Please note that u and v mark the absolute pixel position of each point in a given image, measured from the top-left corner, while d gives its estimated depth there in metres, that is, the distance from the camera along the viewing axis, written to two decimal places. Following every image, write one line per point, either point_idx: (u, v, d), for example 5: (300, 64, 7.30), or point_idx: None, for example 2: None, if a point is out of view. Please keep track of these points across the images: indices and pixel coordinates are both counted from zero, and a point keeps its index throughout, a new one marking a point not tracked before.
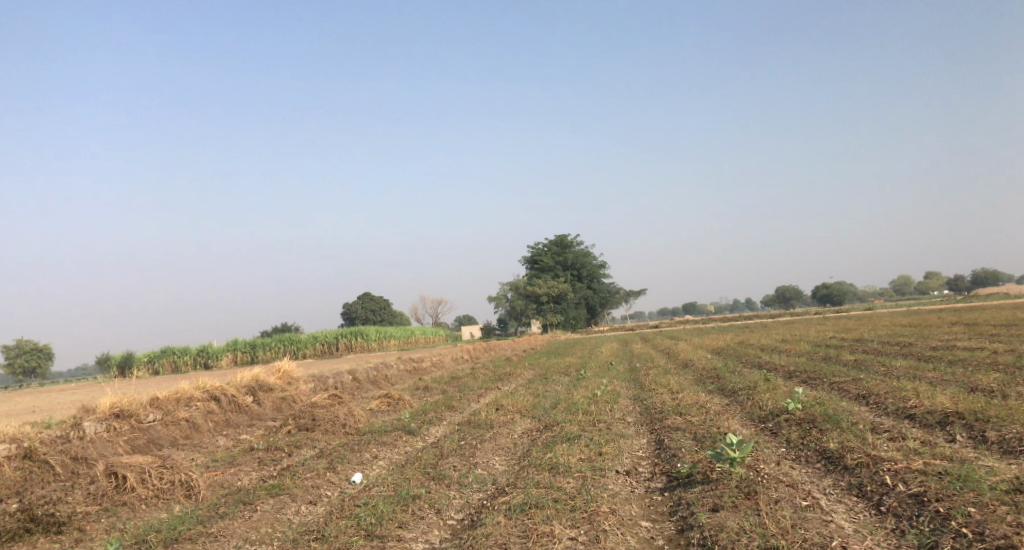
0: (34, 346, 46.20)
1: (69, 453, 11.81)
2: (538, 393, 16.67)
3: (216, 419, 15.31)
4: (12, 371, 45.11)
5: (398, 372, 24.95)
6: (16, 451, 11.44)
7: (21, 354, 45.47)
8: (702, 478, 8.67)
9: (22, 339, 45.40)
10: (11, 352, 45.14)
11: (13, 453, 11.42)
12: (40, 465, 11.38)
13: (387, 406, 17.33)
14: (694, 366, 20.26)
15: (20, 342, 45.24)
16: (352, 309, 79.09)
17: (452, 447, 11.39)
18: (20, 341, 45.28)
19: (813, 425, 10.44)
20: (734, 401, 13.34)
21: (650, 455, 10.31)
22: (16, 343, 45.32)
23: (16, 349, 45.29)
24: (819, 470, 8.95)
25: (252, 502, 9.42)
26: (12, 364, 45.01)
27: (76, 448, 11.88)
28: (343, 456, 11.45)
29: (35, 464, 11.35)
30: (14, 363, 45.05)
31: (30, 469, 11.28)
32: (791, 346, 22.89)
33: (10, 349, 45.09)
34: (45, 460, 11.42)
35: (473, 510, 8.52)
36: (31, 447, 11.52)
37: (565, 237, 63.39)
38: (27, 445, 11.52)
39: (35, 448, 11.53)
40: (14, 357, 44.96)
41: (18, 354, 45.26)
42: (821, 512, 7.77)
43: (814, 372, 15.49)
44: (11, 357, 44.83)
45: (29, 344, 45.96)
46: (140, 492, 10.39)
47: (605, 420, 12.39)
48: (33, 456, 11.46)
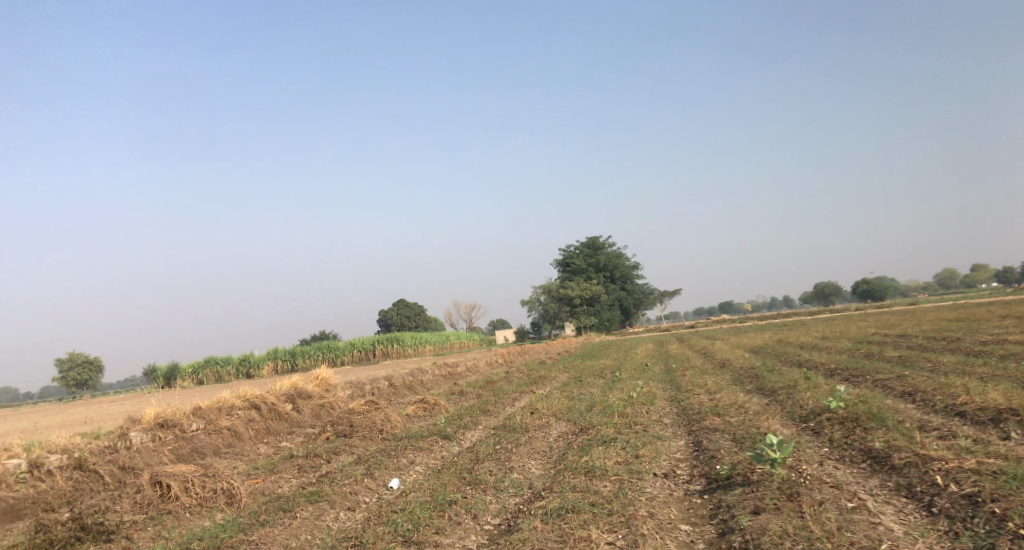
0: (85, 359, 47.19)
1: (116, 463, 11.97)
2: (574, 396, 16.56)
3: (256, 427, 15.44)
4: (65, 384, 46.14)
5: (434, 377, 24.99)
6: (67, 461, 11.75)
7: (72, 368, 46.47)
8: (742, 480, 8.48)
9: (73, 353, 46.39)
10: (63, 366, 46.18)
11: (64, 463, 11.72)
12: (89, 475, 11.57)
13: (423, 411, 17.34)
14: (733, 365, 19.95)
15: (71, 356, 46.22)
16: (387, 316, 79.60)
17: (488, 451, 11.33)
18: (72, 355, 46.29)
19: (857, 423, 10.18)
20: (775, 401, 13.10)
21: (689, 457, 10.14)
22: (69, 356, 46.37)
23: (67, 363, 46.32)
24: (865, 471, 8.71)
25: (291, 509, 9.44)
26: (64, 377, 46.03)
27: (124, 458, 12.08)
28: (380, 462, 11.45)
29: (84, 474, 11.58)
30: (67, 376, 46.08)
31: (79, 478, 11.51)
32: (832, 343, 22.44)
33: (61, 362, 46.11)
34: (94, 470, 11.63)
35: (510, 515, 8.43)
36: (81, 458, 11.80)
37: (597, 239, 63.19)
38: (77, 456, 11.82)
39: (85, 458, 11.82)
40: (67, 371, 46.00)
41: (69, 368, 46.25)
42: (867, 514, 7.55)
43: (857, 370, 15.15)
44: (62, 370, 45.84)
45: (80, 357, 46.93)
46: (184, 501, 10.48)
47: (641, 422, 12.24)
48: (83, 467, 11.72)
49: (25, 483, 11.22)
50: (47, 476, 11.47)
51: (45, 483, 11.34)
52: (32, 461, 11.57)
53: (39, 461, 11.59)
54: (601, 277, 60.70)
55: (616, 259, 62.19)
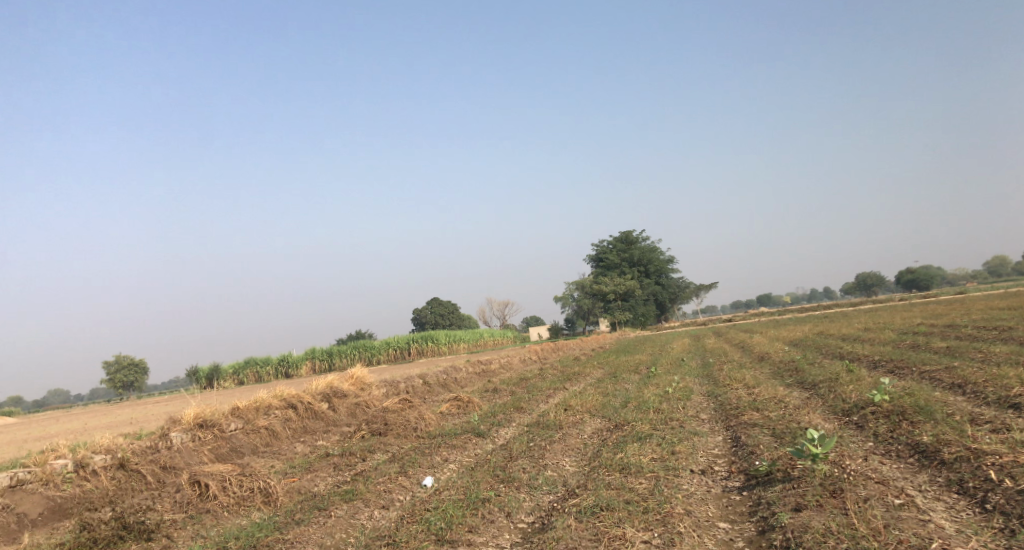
0: (131, 361, 48.09)
1: (158, 463, 12.12)
2: (609, 392, 16.38)
3: (293, 426, 15.52)
4: (112, 386, 47.10)
5: (468, 375, 24.97)
6: (111, 461, 11.78)
7: (119, 370, 47.39)
8: (782, 476, 8.24)
9: (119, 355, 47.29)
10: (110, 369, 47.14)
11: (108, 463, 11.75)
12: (132, 474, 11.70)
13: (457, 409, 17.28)
14: (771, 359, 19.58)
15: (117, 358, 47.14)
16: (422, 315, 79.89)
17: (521, 449, 11.20)
18: (119, 357, 47.20)
19: (904, 417, 9.86)
20: (816, 394, 12.79)
21: (727, 453, 9.91)
22: (115, 359, 47.28)
23: (114, 365, 47.24)
24: (913, 466, 8.42)
25: (326, 508, 9.38)
26: (111, 379, 46.99)
27: (166, 458, 12.20)
28: (414, 460, 11.39)
29: (126, 473, 11.68)
30: (114, 379, 47.01)
31: (122, 477, 11.61)
32: (875, 335, 21.90)
33: (108, 365, 47.05)
34: (137, 469, 11.74)
35: (544, 513, 8.30)
36: (124, 457, 11.87)
37: (631, 233, 62.73)
38: (121, 455, 11.87)
39: (128, 458, 11.86)
40: (114, 374, 46.90)
41: (116, 370, 47.16)
42: (916, 511, 7.28)
43: (901, 362, 14.74)
44: (109, 373, 46.78)
45: (126, 360, 47.81)
46: (222, 500, 10.46)
47: (677, 418, 12.02)
48: (126, 466, 11.81)
49: (71, 482, 11.21)
50: (92, 476, 11.47)
51: (90, 482, 11.34)
52: (78, 461, 11.55)
53: (84, 461, 11.57)
54: (635, 272, 60.21)
55: (650, 253, 61.66)
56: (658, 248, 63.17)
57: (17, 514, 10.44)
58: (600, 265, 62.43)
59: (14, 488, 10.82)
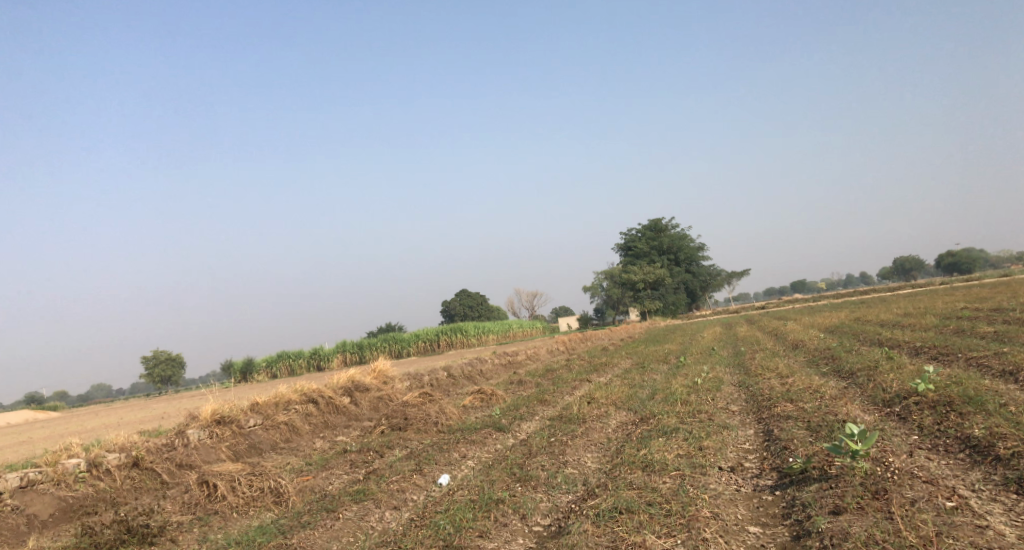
0: (169, 356, 48.31)
1: (174, 460, 11.82)
2: (635, 383, 15.81)
3: (315, 421, 15.13)
4: (152, 380, 47.42)
5: (493, 367, 24.50)
6: (125, 459, 11.32)
7: (157, 364, 47.65)
8: (819, 475, 7.62)
9: (157, 350, 47.55)
10: (148, 363, 47.45)
11: (122, 461, 11.29)
12: (147, 473, 11.35)
13: (480, 402, 16.81)
14: (806, 347, 18.83)
15: (155, 353, 47.42)
16: (450, 307, 79.81)
17: (542, 444, 10.67)
18: (157, 352, 47.48)
19: (951, 408, 9.19)
20: (853, 384, 12.12)
21: (759, 448, 9.29)
22: (153, 354, 47.59)
23: (151, 360, 47.53)
24: (964, 462, 7.76)
25: (335, 510, 8.80)
26: (150, 374, 47.28)
27: (181, 456, 11.88)
28: (430, 457, 10.93)
29: (141, 472, 11.31)
30: (152, 373, 47.29)
31: (137, 476, 11.23)
32: (915, 320, 21.00)
33: (146, 360, 47.37)
34: (152, 468, 11.40)
35: (561, 515, 7.79)
36: (139, 455, 11.44)
37: (659, 221, 61.90)
38: (135, 453, 11.42)
39: (143, 456, 11.45)
40: (152, 368, 47.18)
41: (154, 365, 47.49)
42: (972, 516, 6.63)
43: (947, 348, 13.98)
44: (148, 367, 47.11)
45: (164, 354, 48.08)
46: (231, 501, 9.77)
47: (706, 411, 11.40)
48: (140, 464, 11.40)
49: (84, 482, 10.72)
50: (105, 475, 10.98)
51: (104, 481, 10.90)
52: (91, 459, 11.03)
53: (98, 460, 11.07)
54: (664, 261, 59.34)
55: (679, 241, 60.74)
56: (688, 235, 62.18)
57: (27, 515, 10.01)
58: (628, 255, 61.61)
59: (24, 489, 10.26)
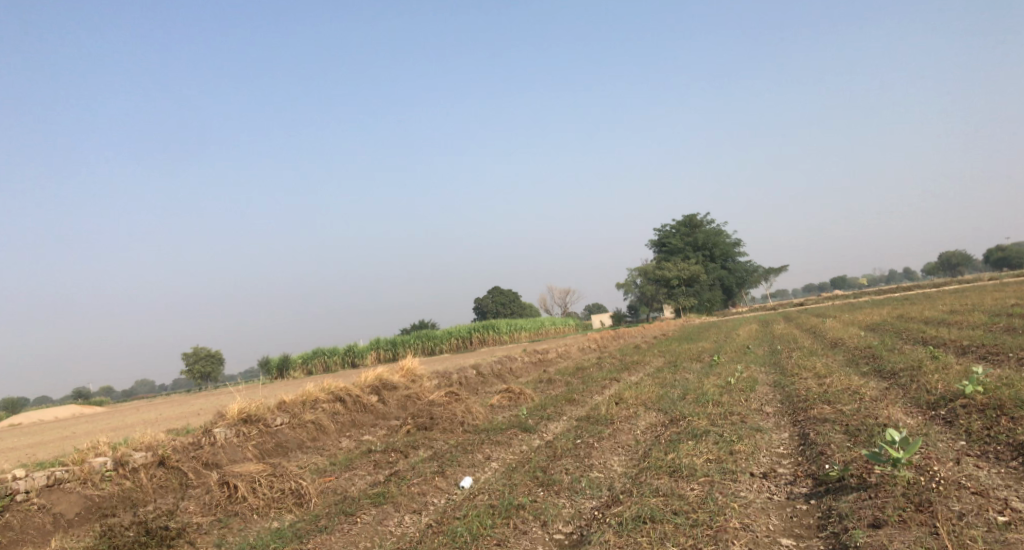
0: (208, 352, 48.87)
1: (200, 460, 10.75)
2: (666, 383, 15.42)
3: (342, 420, 14.93)
4: (192, 376, 48.05)
5: (523, 365, 24.23)
6: (151, 458, 10.32)
7: (197, 361, 48.26)
8: (857, 483, 7.19)
9: (197, 347, 48.12)
10: (189, 360, 48.09)
11: (148, 460, 10.29)
12: (173, 472, 10.34)
13: (508, 401, 16.53)
14: (846, 345, 18.23)
15: (196, 349, 48.01)
16: (484, 304, 79.86)
17: (567, 447, 10.34)
18: (197, 349, 48.08)
19: (1002, 413, 8.75)
20: (896, 384, 11.61)
21: (794, 453, 8.87)
22: (194, 351, 48.20)
23: (192, 356, 48.17)
24: (1017, 471, 7.41)
25: (353, 513, 8.28)
26: (190, 370, 47.94)
27: (208, 454, 10.83)
28: (453, 459, 10.64)
29: (168, 470, 10.30)
30: (193, 369, 47.92)
31: (163, 476, 10.21)
32: (962, 318, 20.26)
33: (186, 357, 48.00)
34: (178, 466, 10.38)
35: (584, 522, 7.48)
36: (165, 453, 10.44)
37: (694, 217, 61.07)
38: (161, 451, 10.42)
39: (169, 454, 10.44)
40: (192, 364, 47.79)
41: (195, 361, 48.08)
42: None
43: (995, 347, 13.37)
44: (188, 364, 47.72)
45: (204, 351, 48.66)
46: (251, 502, 8.94)
47: (739, 412, 10.99)
48: (166, 463, 10.39)
49: (110, 481, 9.77)
50: (131, 474, 10.00)
51: (130, 480, 9.92)
52: (117, 458, 10.06)
53: (124, 459, 10.09)
54: (699, 257, 58.48)
55: (715, 237, 59.86)
56: (724, 231, 61.25)
57: (52, 514, 9.12)
58: (663, 250, 60.83)
59: (51, 487, 9.36)
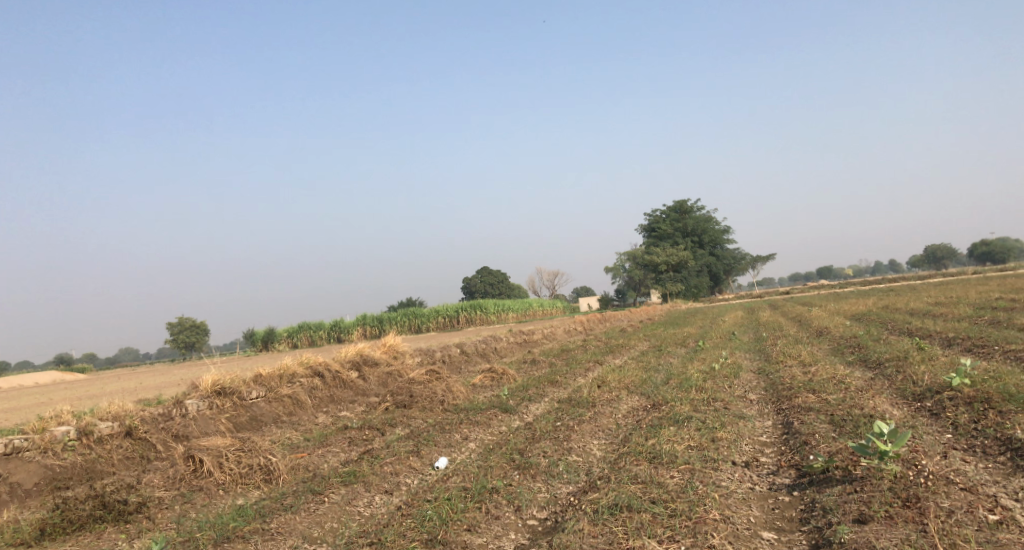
0: (194, 323, 48.34)
1: (170, 431, 10.33)
2: (650, 367, 15.21)
3: (320, 395, 14.60)
4: (176, 345, 47.55)
5: (508, 345, 23.94)
6: (118, 428, 9.89)
7: (182, 330, 47.70)
8: (842, 476, 6.97)
9: (181, 317, 47.57)
10: (173, 330, 47.56)
11: (115, 430, 9.86)
12: (140, 443, 9.93)
13: (490, 381, 16.26)
14: (831, 334, 18.08)
15: (180, 320, 47.43)
16: (472, 284, 79.51)
17: (546, 429, 10.09)
18: (182, 319, 47.56)
19: (989, 406, 8.57)
20: (881, 374, 11.43)
21: (776, 442, 8.66)
22: (178, 321, 47.65)
23: (177, 326, 47.59)
24: (1005, 467, 7.24)
25: (321, 492, 7.97)
26: (175, 340, 47.40)
27: (178, 426, 10.40)
28: (430, 438, 10.36)
29: (135, 442, 9.88)
30: (177, 339, 47.39)
31: (129, 446, 9.79)
32: (947, 310, 20.15)
33: (172, 326, 47.48)
34: (146, 438, 9.96)
35: (559, 508, 7.24)
36: (133, 424, 10.01)
37: (684, 202, 60.79)
38: (130, 422, 10.00)
39: (137, 425, 10.02)
40: (177, 334, 47.24)
41: (179, 331, 47.51)
42: (1020, 533, 5.97)
43: (981, 339, 13.22)
44: (173, 333, 47.14)
45: (188, 321, 48.09)
46: (217, 477, 8.54)
47: (722, 398, 10.76)
48: (134, 434, 9.96)
49: (74, 450, 9.37)
50: (96, 444, 9.58)
51: (93, 451, 9.52)
52: (82, 427, 9.64)
53: (89, 428, 9.66)
54: (688, 243, 58.25)
55: (704, 223, 59.63)
56: (713, 218, 61.06)
57: (9, 484, 8.69)
58: (651, 236, 60.51)
59: (8, 456, 8.99)
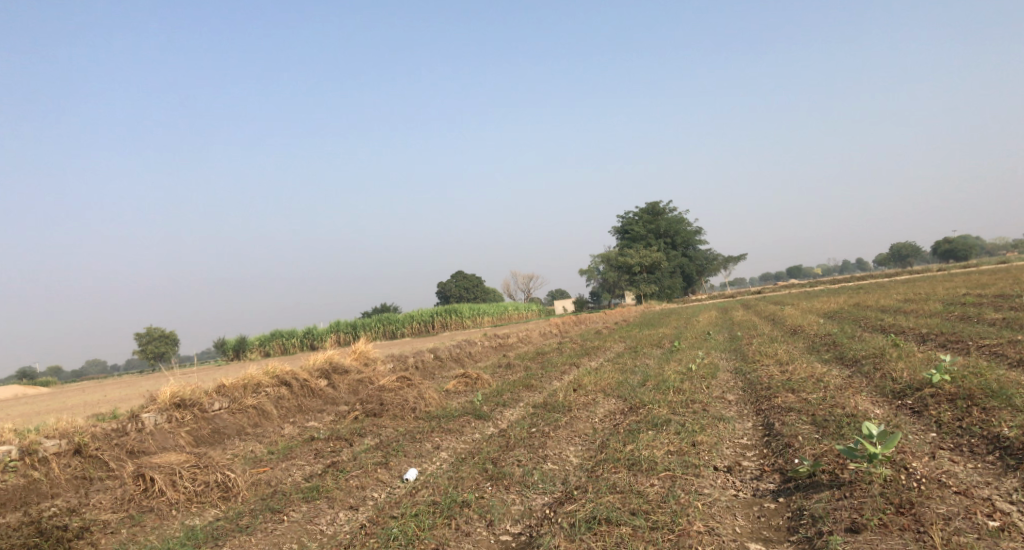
0: (163, 333, 47.25)
1: (124, 447, 9.78)
2: (627, 368, 14.91)
3: (287, 405, 14.06)
4: (145, 356, 46.40)
5: (482, 349, 23.50)
6: (65, 446, 9.32)
7: (150, 341, 46.60)
8: (830, 480, 6.66)
9: (150, 327, 46.48)
10: (141, 340, 46.39)
11: (62, 448, 9.28)
12: (91, 462, 9.36)
13: (464, 386, 15.83)
14: (806, 332, 17.96)
15: (149, 329, 46.33)
16: (447, 288, 78.91)
17: (521, 436, 9.68)
18: (150, 329, 46.42)
19: (973, 403, 8.33)
20: (858, 372, 11.22)
21: (758, 445, 8.35)
22: (147, 331, 46.51)
23: (146, 336, 46.45)
24: (995, 467, 6.98)
25: (281, 510, 7.50)
26: (143, 350, 46.27)
27: (133, 442, 9.85)
28: (400, 448, 9.91)
29: (86, 460, 9.31)
30: (146, 349, 46.27)
31: (79, 465, 9.22)
32: (917, 306, 20.13)
33: (140, 337, 46.35)
34: (98, 455, 9.41)
35: (534, 522, 6.86)
36: (82, 441, 9.44)
37: (657, 204, 60.75)
38: (78, 439, 9.42)
39: (87, 442, 9.45)
40: (146, 344, 46.14)
41: (148, 341, 46.41)
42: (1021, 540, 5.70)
43: (955, 335, 13.09)
44: (141, 344, 45.99)
45: (158, 331, 47.02)
46: (170, 497, 8.02)
47: (701, 400, 10.43)
48: (84, 452, 9.39)
49: (15, 472, 8.79)
50: (41, 464, 9.01)
51: (37, 471, 8.94)
52: (25, 446, 9.09)
53: (32, 447, 9.11)
54: (661, 244, 58.17)
55: (676, 224, 59.65)
56: (685, 219, 61.11)
57: None
58: (625, 237, 60.39)
59: None
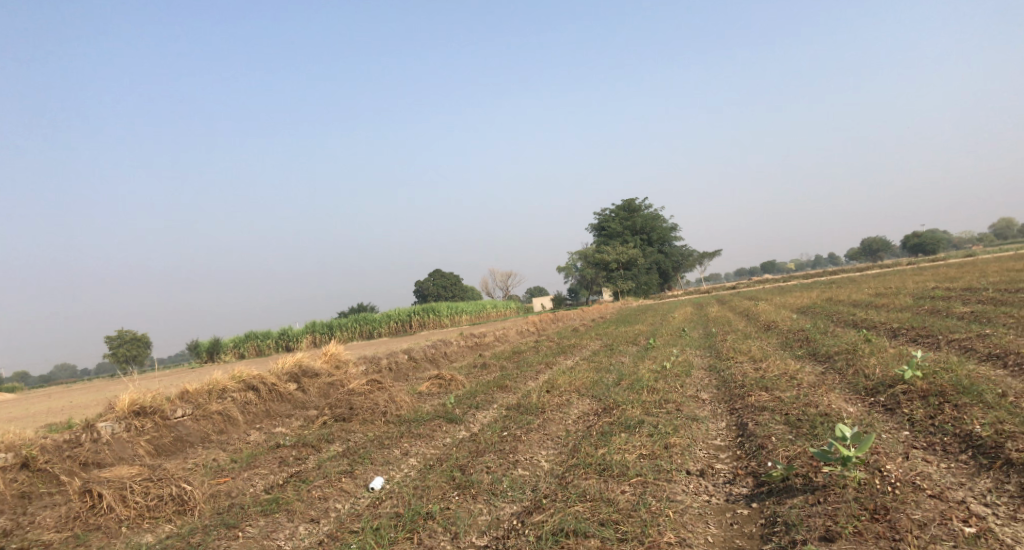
0: (134, 336, 46.38)
1: (77, 459, 9.41)
2: (602, 367, 14.74)
3: (254, 410, 13.68)
4: (116, 359, 45.47)
5: (457, 349, 23.20)
6: (12, 460, 8.91)
7: (121, 344, 45.70)
8: (803, 484, 6.50)
9: (122, 330, 45.58)
10: (112, 343, 45.47)
11: (8, 463, 8.88)
12: (39, 476, 8.98)
13: (437, 388, 15.54)
14: (780, 328, 17.91)
15: (121, 333, 45.45)
16: (425, 287, 78.44)
17: (491, 440, 9.43)
18: (121, 332, 45.51)
19: (945, 400, 8.22)
20: (832, 368, 11.12)
21: (731, 446, 8.18)
22: (118, 334, 45.60)
23: (117, 339, 45.56)
24: (969, 467, 6.87)
25: (238, 524, 7.21)
26: (113, 354, 45.34)
27: (87, 453, 9.49)
28: (367, 456, 9.62)
29: (34, 474, 8.93)
30: (116, 352, 45.32)
31: (26, 480, 8.83)
32: (889, 300, 20.19)
33: (111, 340, 45.45)
34: (47, 469, 9.03)
35: (501, 533, 6.63)
36: (30, 454, 9.04)
37: (632, 201, 60.77)
38: (26, 452, 9.02)
39: (35, 456, 9.05)
40: (117, 348, 45.20)
41: (119, 344, 45.48)
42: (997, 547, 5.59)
43: (927, 329, 13.05)
44: (112, 347, 45.06)
45: (129, 334, 46.13)
46: (120, 513, 7.68)
47: (674, 400, 10.25)
48: (31, 466, 9.00)
49: None
50: None
51: None
52: None
53: None
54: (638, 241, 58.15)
55: (652, 220, 59.73)
56: (660, 215, 61.18)
57: None
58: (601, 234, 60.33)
59: None
